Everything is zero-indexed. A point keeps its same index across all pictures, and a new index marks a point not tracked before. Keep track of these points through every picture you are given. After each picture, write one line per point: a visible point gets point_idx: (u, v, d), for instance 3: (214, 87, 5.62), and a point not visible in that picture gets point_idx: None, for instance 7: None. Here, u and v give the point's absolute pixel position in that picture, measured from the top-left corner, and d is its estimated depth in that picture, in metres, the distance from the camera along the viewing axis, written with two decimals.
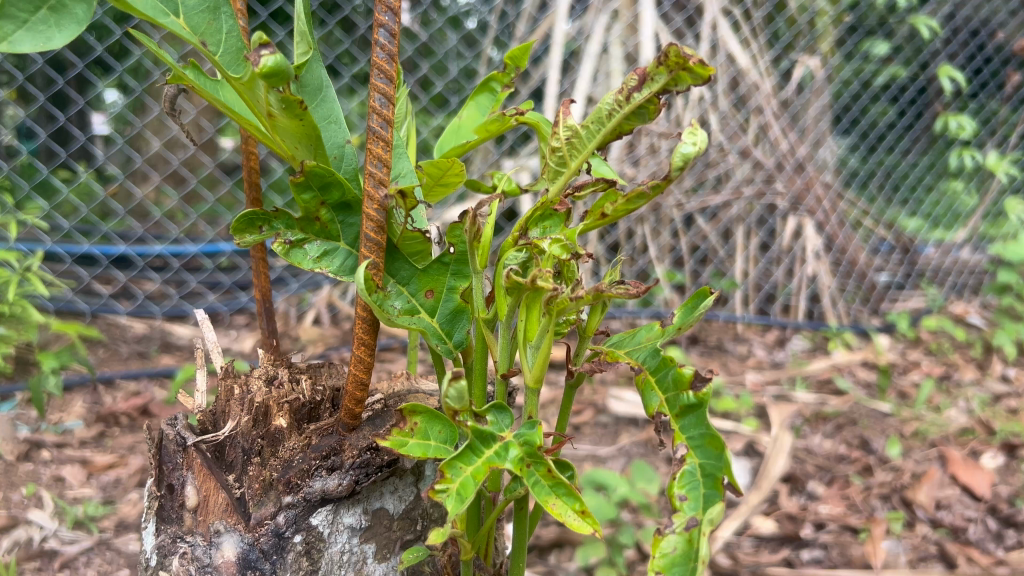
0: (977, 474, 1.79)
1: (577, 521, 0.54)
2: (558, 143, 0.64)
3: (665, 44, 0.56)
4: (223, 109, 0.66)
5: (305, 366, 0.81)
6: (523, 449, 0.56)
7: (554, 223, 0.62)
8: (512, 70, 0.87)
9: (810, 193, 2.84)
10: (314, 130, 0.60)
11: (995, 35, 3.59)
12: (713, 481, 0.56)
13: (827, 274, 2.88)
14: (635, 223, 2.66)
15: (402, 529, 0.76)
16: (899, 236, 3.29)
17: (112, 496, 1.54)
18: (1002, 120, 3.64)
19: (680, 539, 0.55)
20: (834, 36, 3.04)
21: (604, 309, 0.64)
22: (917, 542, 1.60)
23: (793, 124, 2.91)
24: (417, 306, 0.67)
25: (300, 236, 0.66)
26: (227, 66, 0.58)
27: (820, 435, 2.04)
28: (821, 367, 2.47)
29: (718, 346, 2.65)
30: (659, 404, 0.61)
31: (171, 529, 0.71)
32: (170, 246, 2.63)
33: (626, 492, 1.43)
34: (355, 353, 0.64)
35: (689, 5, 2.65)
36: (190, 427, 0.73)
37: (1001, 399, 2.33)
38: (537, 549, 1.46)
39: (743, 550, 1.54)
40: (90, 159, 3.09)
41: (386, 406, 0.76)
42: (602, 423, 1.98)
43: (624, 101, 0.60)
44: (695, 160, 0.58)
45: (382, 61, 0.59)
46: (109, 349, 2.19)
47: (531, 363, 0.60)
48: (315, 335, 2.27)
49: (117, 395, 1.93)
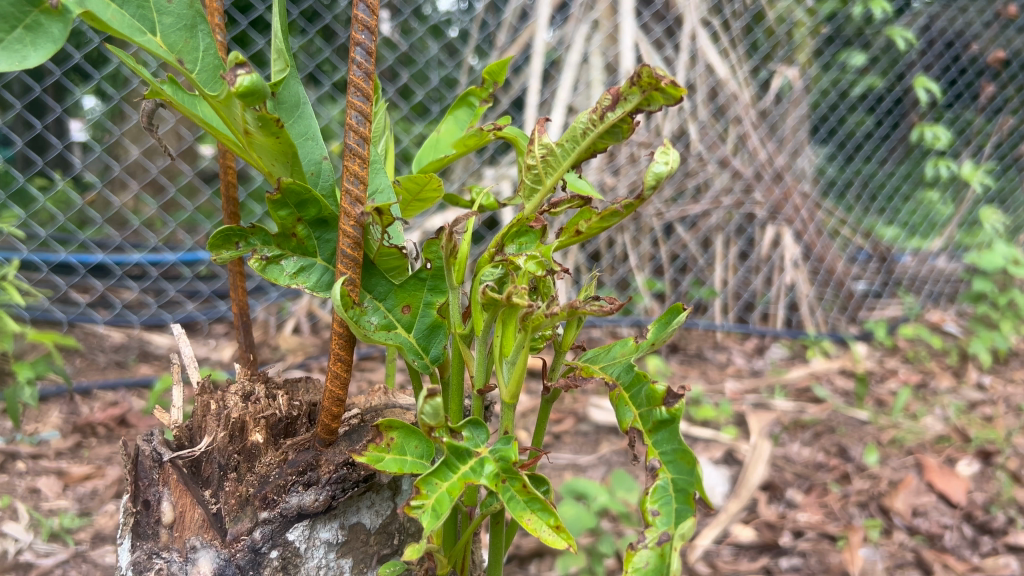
0: (953, 481, 1.81)
1: (551, 535, 0.54)
2: (534, 161, 0.65)
3: (637, 65, 0.56)
4: (201, 124, 0.66)
5: (282, 382, 0.82)
6: (498, 464, 0.56)
7: (530, 239, 0.63)
8: (490, 85, 0.88)
9: (788, 202, 2.86)
10: (291, 147, 0.61)
11: (970, 46, 3.63)
12: (685, 496, 0.57)
13: (805, 283, 2.91)
14: (616, 233, 2.68)
15: (379, 543, 0.76)
16: (876, 245, 3.36)
17: (89, 508, 1.53)
18: (976, 130, 3.62)
19: (653, 554, 0.56)
20: (812, 46, 3.07)
21: (579, 324, 0.65)
22: (894, 549, 1.61)
23: (772, 134, 2.94)
24: (394, 321, 0.67)
25: (276, 253, 0.66)
26: (204, 83, 0.58)
27: (798, 443, 2.05)
28: (799, 375, 2.49)
29: (698, 354, 2.67)
30: (633, 419, 0.62)
31: (147, 545, 0.71)
32: (148, 255, 2.61)
33: (606, 501, 1.43)
34: (332, 367, 0.65)
35: (669, 16, 2.68)
36: (166, 443, 0.73)
37: (976, 407, 2.35)
38: (517, 558, 1.46)
39: (722, 559, 1.56)
40: (66, 166, 3.08)
41: (363, 420, 0.75)
42: (584, 432, 1.99)
43: (598, 120, 0.61)
44: (667, 180, 0.59)
45: (358, 79, 0.60)
46: (86, 358, 2.18)
47: (508, 379, 0.60)
48: (295, 344, 2.27)
49: (93, 406, 1.91)
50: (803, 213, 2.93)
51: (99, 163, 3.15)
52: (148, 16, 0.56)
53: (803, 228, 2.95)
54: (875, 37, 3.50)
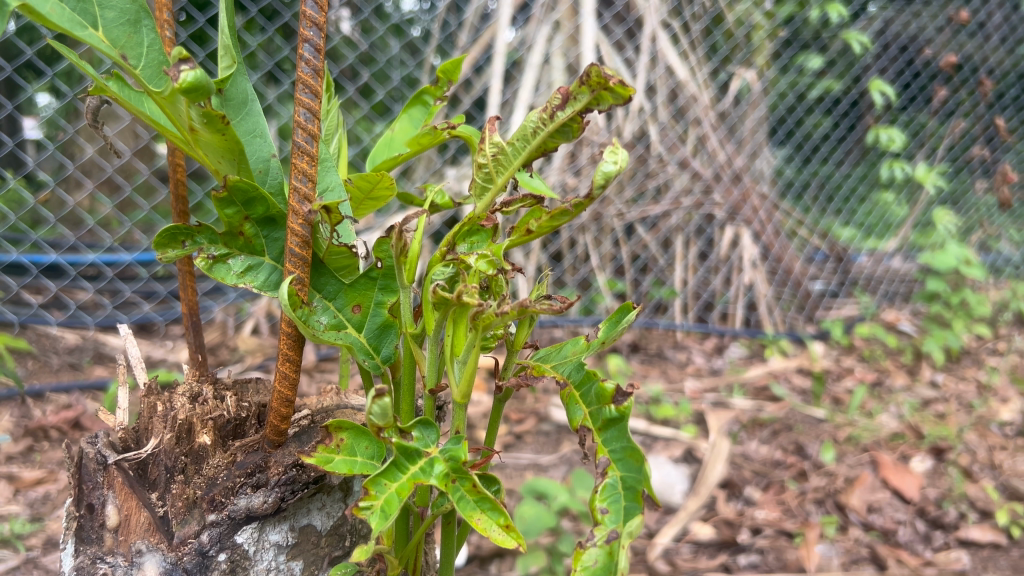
0: (907, 477, 1.85)
1: (501, 535, 0.54)
2: (485, 159, 0.65)
3: (586, 64, 0.57)
4: (148, 122, 0.65)
5: (231, 383, 0.82)
6: (448, 464, 0.56)
7: (481, 238, 0.63)
8: (444, 84, 0.87)
9: (746, 203, 2.91)
10: (238, 144, 0.60)
11: (923, 51, 3.70)
12: (634, 493, 0.58)
13: (763, 282, 2.94)
14: (577, 233, 2.68)
15: (330, 545, 0.75)
16: (833, 245, 3.41)
17: (40, 513, 1.50)
18: (930, 133, 3.70)
19: (601, 552, 0.56)
20: (770, 49, 3.11)
21: (531, 322, 0.65)
22: (849, 545, 1.64)
23: (731, 135, 2.98)
24: (344, 320, 0.67)
25: (223, 251, 0.65)
26: (148, 79, 0.57)
27: (756, 441, 2.07)
28: (757, 374, 2.51)
29: (658, 353, 2.68)
30: (582, 418, 0.63)
31: (90, 550, 0.70)
32: (102, 255, 2.56)
33: (566, 500, 1.42)
34: (281, 367, 0.64)
35: (629, 18, 2.69)
36: (111, 444, 0.72)
37: (930, 404, 2.40)
38: (478, 559, 1.46)
39: (681, 557, 1.56)
40: (20, 165, 3.02)
41: (313, 421, 0.75)
42: (545, 432, 1.99)
43: (548, 118, 0.61)
44: (616, 179, 0.59)
45: (306, 75, 0.59)
46: (39, 360, 2.13)
47: (459, 379, 0.60)
48: (254, 345, 2.24)
49: (46, 408, 1.86)
50: (761, 214, 2.97)
51: (53, 162, 3.10)
52: (89, 10, 0.55)
53: (760, 228, 2.99)
54: (831, 40, 3.57)
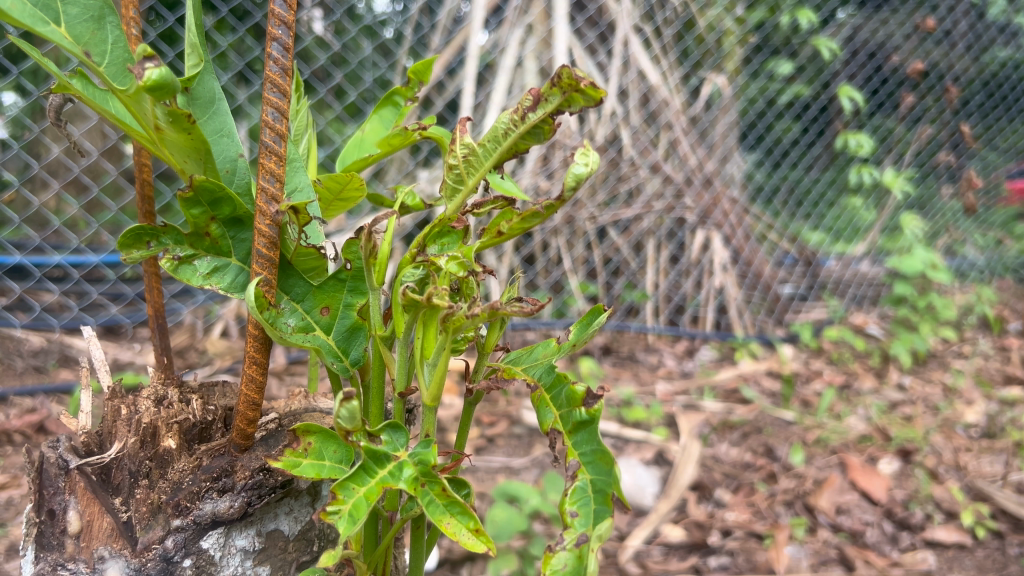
0: (874, 479, 1.87)
1: (470, 539, 0.54)
2: (456, 160, 0.65)
3: (558, 66, 0.57)
4: (113, 121, 0.64)
5: (197, 386, 0.81)
6: (417, 467, 0.55)
7: (452, 240, 0.63)
8: (415, 85, 0.87)
9: (716, 207, 2.94)
10: (204, 143, 0.60)
11: (890, 58, 3.75)
12: (603, 496, 0.58)
13: (733, 286, 2.96)
14: (549, 236, 2.68)
15: (298, 550, 0.75)
16: (802, 249, 3.44)
17: (2, 519, 1.47)
18: (897, 139, 3.75)
19: (570, 556, 0.55)
20: (740, 55, 3.14)
21: (502, 325, 0.64)
22: (818, 547, 1.65)
23: (702, 139, 3.00)
24: (312, 323, 0.66)
25: (189, 252, 0.64)
26: (112, 77, 0.56)
27: (727, 443, 2.07)
28: (727, 377, 2.53)
29: (630, 356, 2.69)
30: (553, 421, 0.63)
31: (51, 557, 0.68)
32: (68, 256, 2.52)
33: (537, 504, 1.41)
34: (247, 370, 0.64)
35: (602, 22, 2.70)
36: (74, 448, 0.70)
37: (897, 407, 2.42)
38: (449, 562, 1.45)
39: (652, 559, 1.57)
40: None
41: (280, 425, 0.74)
42: (517, 435, 1.99)
43: (519, 120, 0.61)
44: (587, 181, 0.59)
45: (274, 74, 0.59)
46: (3, 362, 2.09)
47: (429, 382, 0.60)
48: (223, 347, 2.22)
49: (9, 412, 1.83)
50: (732, 219, 3.00)
51: (19, 162, 3.05)
52: (51, 7, 0.54)
53: (731, 232, 3.02)
54: (801, 46, 3.60)
